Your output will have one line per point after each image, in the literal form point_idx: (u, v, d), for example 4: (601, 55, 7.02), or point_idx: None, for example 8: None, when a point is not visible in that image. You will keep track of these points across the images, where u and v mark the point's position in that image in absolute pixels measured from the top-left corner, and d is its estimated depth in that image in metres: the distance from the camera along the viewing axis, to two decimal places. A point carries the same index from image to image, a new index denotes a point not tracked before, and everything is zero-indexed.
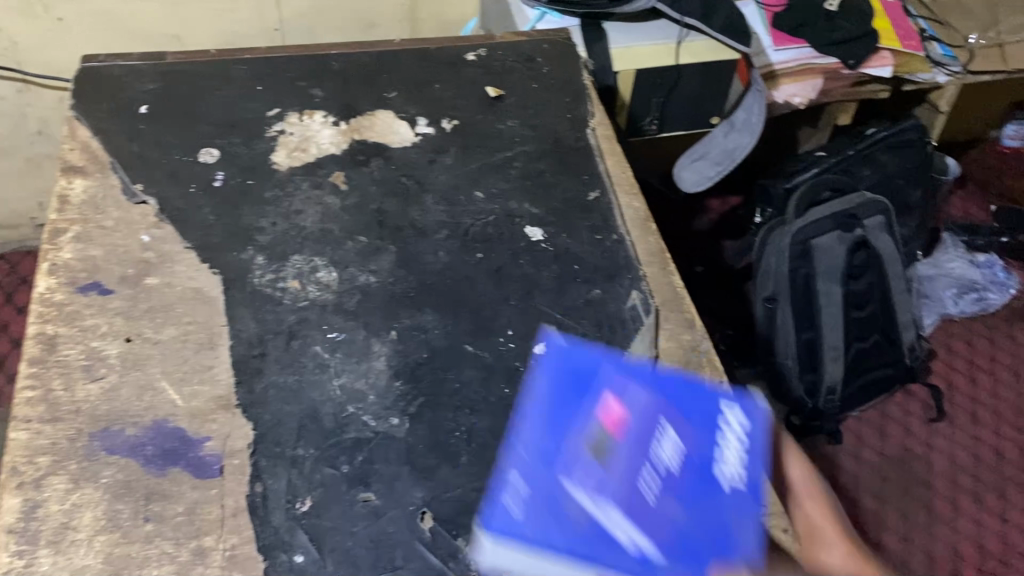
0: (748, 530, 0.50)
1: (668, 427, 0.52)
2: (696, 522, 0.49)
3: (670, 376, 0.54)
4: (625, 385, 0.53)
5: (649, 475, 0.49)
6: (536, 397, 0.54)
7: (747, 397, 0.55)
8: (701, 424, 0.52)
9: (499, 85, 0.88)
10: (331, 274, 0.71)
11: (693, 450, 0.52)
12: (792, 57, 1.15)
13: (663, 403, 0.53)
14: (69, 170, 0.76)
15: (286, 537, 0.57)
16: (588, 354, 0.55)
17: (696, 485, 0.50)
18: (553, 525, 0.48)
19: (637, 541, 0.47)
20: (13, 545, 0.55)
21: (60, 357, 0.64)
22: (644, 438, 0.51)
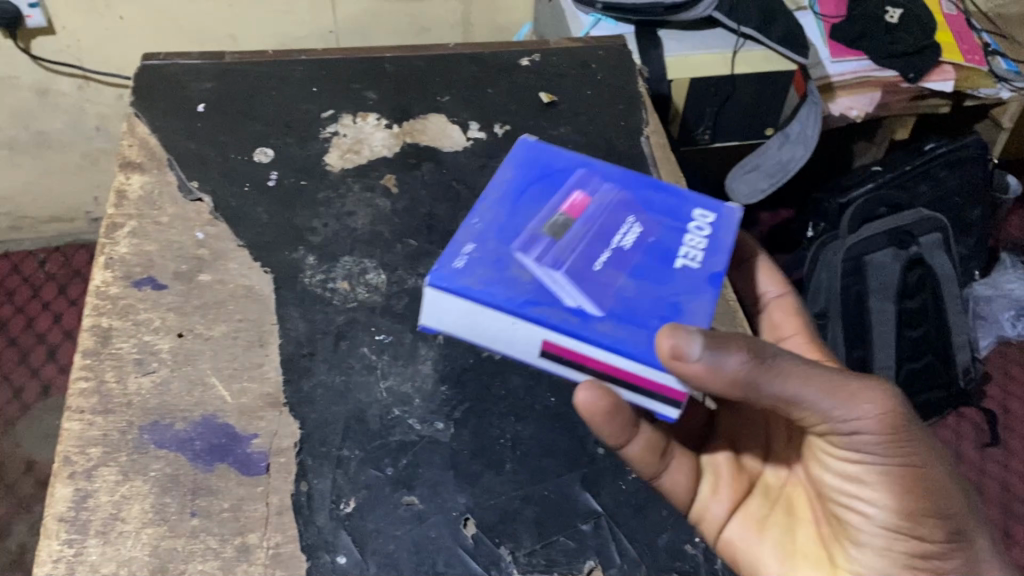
0: (704, 304, 0.53)
1: (625, 215, 0.57)
2: (646, 293, 0.53)
3: (638, 186, 0.60)
4: (587, 180, 0.59)
5: (600, 244, 0.54)
6: (506, 181, 0.60)
7: (720, 207, 0.59)
8: (661, 220, 0.57)
9: (552, 91, 0.88)
10: (380, 276, 0.72)
11: (652, 236, 0.56)
12: (849, 70, 1.13)
13: (622, 197, 0.58)
14: (127, 166, 0.77)
15: (329, 538, 0.57)
16: (562, 160, 0.61)
17: (648, 263, 0.54)
18: (501, 282, 0.52)
19: (580, 300, 0.51)
20: (64, 533, 0.56)
21: (113, 350, 0.65)
22: (599, 218, 0.56)
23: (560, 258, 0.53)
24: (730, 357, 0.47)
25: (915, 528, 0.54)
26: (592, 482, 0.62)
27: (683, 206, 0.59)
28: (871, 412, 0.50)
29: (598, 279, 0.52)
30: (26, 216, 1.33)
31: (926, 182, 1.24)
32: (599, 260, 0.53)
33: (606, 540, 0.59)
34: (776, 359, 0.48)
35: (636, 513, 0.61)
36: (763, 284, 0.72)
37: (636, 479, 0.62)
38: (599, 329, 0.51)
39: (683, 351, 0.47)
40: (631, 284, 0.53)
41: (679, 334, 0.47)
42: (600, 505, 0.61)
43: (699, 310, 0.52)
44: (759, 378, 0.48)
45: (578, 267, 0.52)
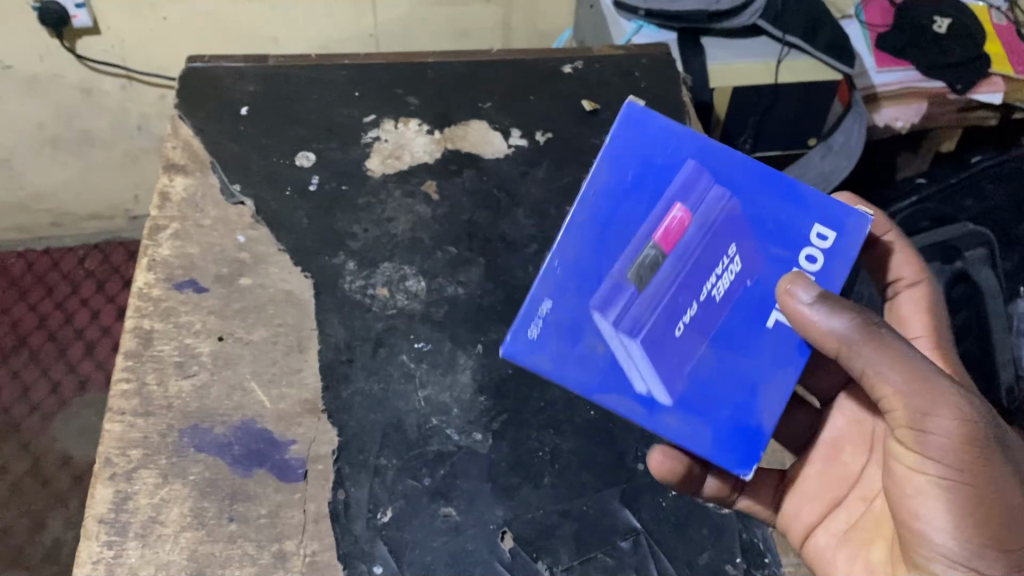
0: (779, 376, 0.54)
1: (727, 244, 0.53)
2: (724, 362, 0.54)
3: (750, 190, 0.53)
4: (692, 191, 0.52)
5: (689, 296, 0.52)
6: (602, 193, 0.52)
7: (839, 215, 0.54)
8: (766, 249, 0.53)
9: (595, 98, 0.87)
10: (420, 284, 0.71)
11: (749, 276, 0.54)
12: (895, 80, 1.11)
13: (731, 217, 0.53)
14: (171, 168, 0.77)
15: (366, 547, 0.58)
16: (671, 139, 0.53)
17: (737, 321, 0.54)
18: (576, 355, 0.53)
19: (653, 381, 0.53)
20: (104, 535, 0.56)
21: (155, 352, 0.65)
22: (695, 256, 0.52)
23: (640, 322, 0.52)
24: (837, 317, 0.50)
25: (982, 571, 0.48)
26: (632, 499, 0.61)
27: (797, 222, 0.54)
28: (948, 426, 0.48)
29: (679, 348, 0.53)
30: (66, 213, 1.34)
31: (972, 196, 1.19)
32: (681, 323, 0.53)
33: (645, 558, 0.59)
34: (878, 333, 0.50)
35: (676, 531, 0.60)
36: (895, 270, 0.66)
37: (677, 496, 0.61)
38: (663, 420, 0.54)
39: (795, 300, 0.51)
40: (711, 348, 0.54)
41: (803, 284, 0.51)
42: (639, 522, 0.60)
43: (773, 386, 0.54)
44: (857, 344, 0.50)
45: (659, 330, 0.52)
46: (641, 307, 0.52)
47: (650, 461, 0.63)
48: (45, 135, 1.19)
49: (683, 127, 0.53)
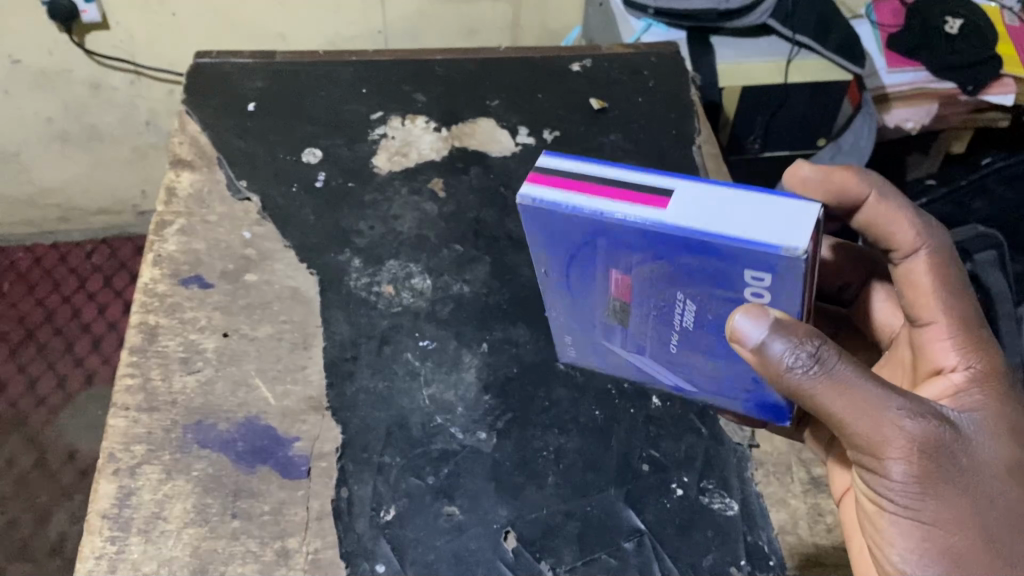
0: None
1: (673, 292, 0.48)
2: (729, 363, 0.52)
3: (668, 252, 0.45)
4: (621, 255, 0.47)
5: (665, 327, 0.52)
6: (554, 267, 0.53)
7: (768, 268, 0.42)
8: (712, 293, 0.46)
9: (603, 97, 0.87)
10: (425, 281, 0.71)
11: (709, 312, 0.48)
12: (905, 81, 1.10)
13: (667, 277, 0.47)
14: (178, 163, 0.77)
15: (368, 545, 0.57)
16: (570, 221, 0.46)
17: (714, 342, 0.50)
18: (604, 358, 0.61)
19: (677, 377, 0.57)
20: (107, 530, 0.56)
21: (160, 347, 0.65)
22: (654, 302, 0.50)
23: (642, 345, 0.55)
24: (781, 361, 0.44)
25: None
26: (636, 500, 0.60)
27: (725, 270, 0.44)
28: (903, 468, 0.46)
29: (685, 360, 0.54)
30: (75, 208, 1.34)
31: (981, 196, 1.18)
32: (670, 342, 0.53)
33: (649, 560, 0.58)
34: (829, 378, 0.44)
35: (680, 533, 0.59)
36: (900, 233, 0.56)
37: (681, 498, 0.61)
38: (700, 397, 0.58)
39: (738, 345, 0.45)
40: (709, 355, 0.52)
41: (749, 318, 0.44)
42: (643, 523, 0.59)
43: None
44: (802, 394, 0.45)
45: (658, 352, 0.55)
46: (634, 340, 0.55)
47: (655, 462, 0.62)
48: (53, 130, 1.19)
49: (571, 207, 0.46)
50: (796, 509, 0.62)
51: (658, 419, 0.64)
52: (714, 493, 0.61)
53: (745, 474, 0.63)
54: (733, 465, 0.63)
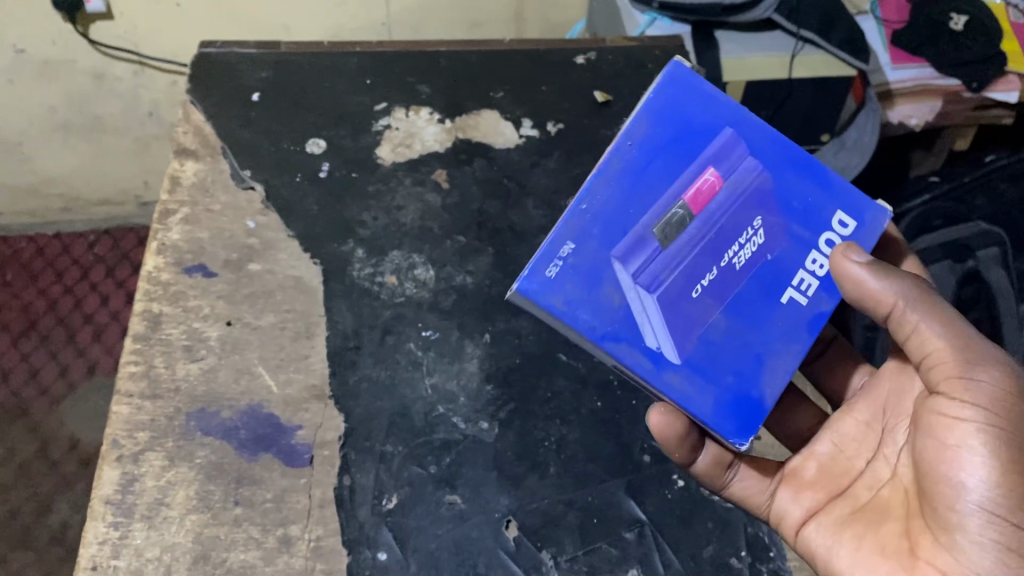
0: (782, 353, 0.54)
1: (753, 215, 0.53)
2: (740, 334, 0.54)
3: (776, 174, 0.54)
4: (726, 160, 0.53)
5: (711, 259, 0.52)
6: (642, 149, 0.52)
7: (862, 210, 0.55)
8: (789, 225, 0.54)
9: (607, 90, 0.87)
10: (428, 272, 0.71)
11: (770, 251, 0.54)
12: (910, 77, 1.10)
13: (761, 191, 0.54)
14: (181, 152, 0.77)
15: (371, 533, 0.58)
16: (709, 103, 0.53)
17: (751, 290, 0.54)
18: (585, 301, 0.51)
19: (667, 343, 0.52)
20: (110, 516, 0.57)
21: (163, 335, 0.65)
22: (721, 222, 0.52)
23: (660, 279, 0.51)
24: (880, 277, 0.51)
25: (1014, 523, 0.46)
26: (637, 490, 0.61)
27: (821, 205, 0.55)
28: (993, 383, 0.48)
29: (698, 312, 0.53)
30: (77, 198, 1.35)
31: (983, 194, 1.17)
32: (699, 284, 0.52)
33: (650, 550, 0.59)
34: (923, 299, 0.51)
35: (681, 524, 0.60)
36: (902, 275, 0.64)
37: (682, 489, 0.61)
38: (669, 379, 0.53)
39: (847, 262, 0.51)
40: (729, 316, 0.54)
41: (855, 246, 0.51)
42: (644, 514, 0.60)
43: (779, 363, 0.54)
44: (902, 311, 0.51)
45: (675, 289, 0.52)
46: (657, 268, 0.51)
47: (656, 453, 0.62)
48: (56, 119, 1.20)
49: (722, 95, 0.54)
50: None
51: None
52: None
53: None
54: None
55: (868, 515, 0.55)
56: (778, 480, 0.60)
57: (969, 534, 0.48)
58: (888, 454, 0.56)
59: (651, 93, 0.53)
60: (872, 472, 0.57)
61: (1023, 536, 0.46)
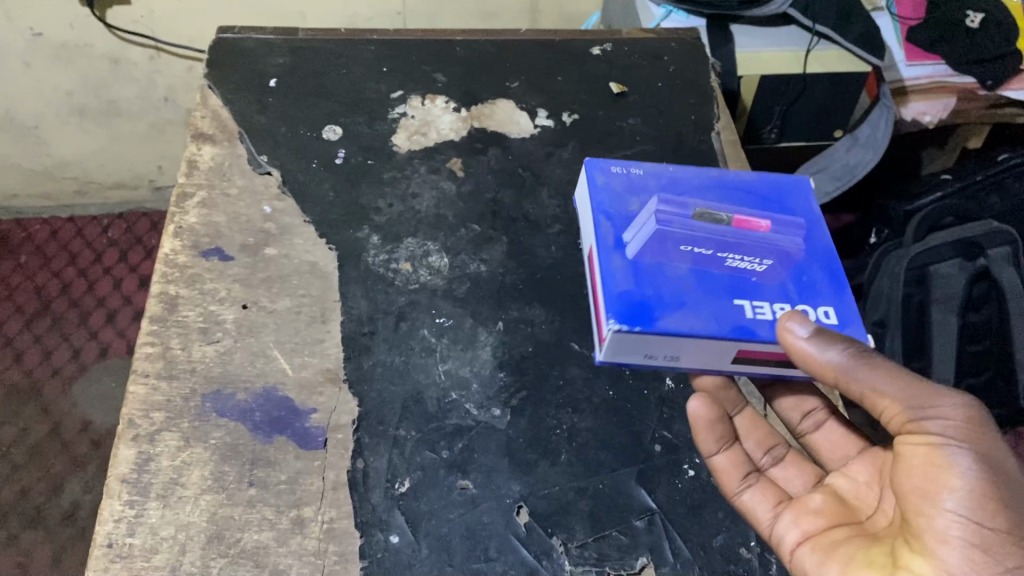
0: (705, 317, 0.54)
1: (767, 255, 0.57)
2: (682, 287, 0.56)
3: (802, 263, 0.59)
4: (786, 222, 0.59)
5: (714, 239, 0.57)
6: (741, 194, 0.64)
7: (850, 322, 0.56)
8: (788, 283, 0.57)
9: (623, 81, 0.87)
10: (443, 260, 0.71)
11: (757, 277, 0.57)
12: (924, 74, 1.10)
13: (787, 247, 0.58)
14: (199, 137, 0.78)
15: (383, 515, 0.58)
16: (801, 205, 0.64)
17: (718, 281, 0.56)
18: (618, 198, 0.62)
19: (638, 241, 0.57)
20: (126, 494, 0.57)
21: (179, 317, 0.66)
22: (743, 239, 0.57)
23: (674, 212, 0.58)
24: (836, 344, 0.50)
25: (990, 526, 0.46)
26: (648, 479, 0.61)
27: (822, 295, 0.57)
28: (952, 412, 0.48)
29: (674, 252, 0.57)
30: (92, 182, 1.35)
31: (995, 194, 1.15)
32: (693, 244, 0.57)
33: (660, 538, 0.59)
34: (873, 356, 0.50)
35: (691, 513, 0.60)
36: None
37: (692, 479, 0.61)
38: (612, 257, 0.57)
39: (792, 335, 0.51)
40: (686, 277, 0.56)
41: (800, 318, 0.51)
42: (654, 502, 0.60)
43: (695, 320, 0.54)
44: (853, 370, 0.50)
45: (680, 220, 0.57)
46: (681, 208, 0.58)
47: (667, 443, 0.63)
48: (73, 103, 1.20)
49: (817, 216, 0.63)
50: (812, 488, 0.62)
51: (672, 401, 0.65)
52: None
53: None
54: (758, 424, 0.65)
55: (859, 540, 0.53)
56: (783, 504, 0.59)
57: (942, 541, 0.47)
58: (887, 507, 0.55)
59: (780, 176, 0.66)
60: (872, 519, 0.55)
61: (989, 534, 0.46)
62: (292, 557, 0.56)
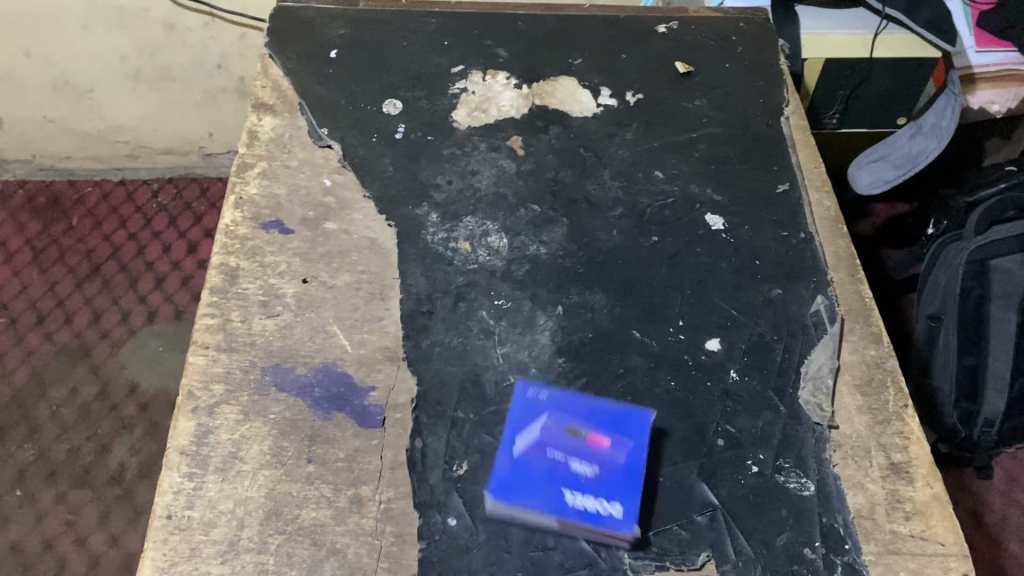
0: (539, 502, 0.51)
1: (597, 458, 0.52)
2: (524, 494, 0.52)
3: (620, 472, 0.52)
4: (629, 433, 0.54)
5: (559, 440, 0.53)
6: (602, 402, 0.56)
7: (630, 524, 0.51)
8: (611, 487, 0.52)
9: (689, 61, 0.85)
10: (502, 240, 0.70)
11: (585, 483, 0.52)
12: (996, 61, 1.05)
13: (617, 462, 0.53)
14: (260, 107, 0.78)
15: (440, 499, 0.56)
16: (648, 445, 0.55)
17: (555, 481, 0.52)
18: (521, 398, 0.55)
19: (522, 438, 0.53)
20: (185, 466, 0.57)
21: (240, 289, 0.66)
22: (585, 443, 0.53)
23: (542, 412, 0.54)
24: None
25: None
26: (710, 474, 0.57)
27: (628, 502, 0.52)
28: None
29: (532, 454, 0.53)
30: (143, 147, 1.37)
31: None
32: (545, 447, 0.53)
33: (722, 534, 0.55)
34: None
35: (754, 510, 0.56)
36: None
37: (756, 475, 0.58)
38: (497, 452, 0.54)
39: None
40: (532, 479, 0.52)
41: None
42: (716, 498, 0.56)
43: (528, 503, 0.51)
44: None
45: (549, 434, 0.53)
46: (558, 417, 0.54)
47: (730, 438, 0.59)
48: (127, 68, 1.21)
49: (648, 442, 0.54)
50: (874, 494, 0.58)
51: (735, 394, 0.61)
52: (791, 472, 0.58)
53: (822, 454, 0.59)
54: (810, 444, 0.59)
55: None
56: None
57: None
58: None
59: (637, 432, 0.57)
60: None
61: None
62: (349, 537, 0.55)
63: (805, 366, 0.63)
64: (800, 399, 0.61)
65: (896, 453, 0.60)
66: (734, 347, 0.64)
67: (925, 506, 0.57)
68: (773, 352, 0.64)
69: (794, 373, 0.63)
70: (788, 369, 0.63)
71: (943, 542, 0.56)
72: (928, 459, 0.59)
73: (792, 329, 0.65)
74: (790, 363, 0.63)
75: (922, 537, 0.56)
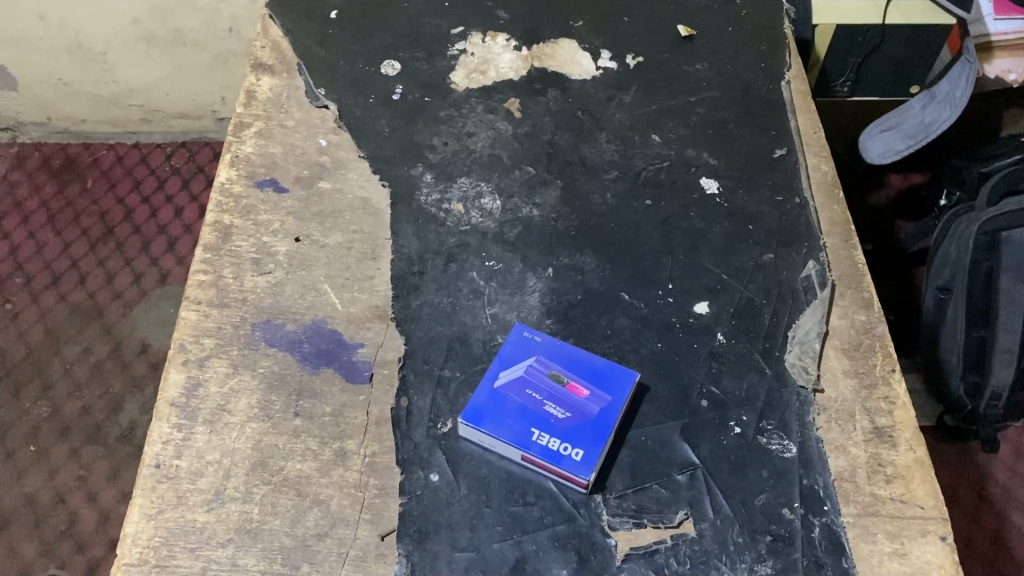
0: (506, 431, 0.55)
1: (570, 404, 0.55)
2: (493, 420, 0.55)
3: (592, 419, 0.55)
4: (608, 388, 0.57)
5: (542, 384, 0.56)
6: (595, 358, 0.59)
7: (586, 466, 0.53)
8: (577, 430, 0.54)
9: (692, 25, 0.84)
10: (495, 202, 0.70)
11: (554, 423, 0.55)
12: (1016, 29, 1.01)
13: (589, 411, 0.55)
14: (258, 67, 0.78)
15: (424, 454, 0.57)
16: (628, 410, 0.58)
17: (528, 415, 0.55)
18: (515, 339, 0.59)
19: (504, 373, 0.57)
20: (174, 418, 0.58)
21: (232, 247, 0.67)
22: (563, 389, 0.56)
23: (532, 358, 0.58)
24: None
25: None
26: (692, 434, 0.58)
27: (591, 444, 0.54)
28: None
29: (511, 390, 0.56)
30: (156, 111, 1.38)
31: None
32: (527, 386, 0.56)
33: (700, 493, 0.55)
34: None
35: (734, 470, 0.56)
36: None
37: (738, 436, 0.58)
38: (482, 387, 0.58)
39: None
40: (506, 410, 0.56)
41: None
42: (697, 457, 0.57)
43: (494, 429, 0.55)
44: None
45: (533, 374, 0.57)
46: (543, 364, 0.58)
47: (714, 399, 0.59)
48: (139, 31, 1.22)
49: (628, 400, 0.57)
50: (855, 457, 0.58)
51: (722, 356, 0.62)
52: (773, 434, 0.58)
53: (806, 418, 0.59)
54: (794, 408, 0.59)
55: None
56: None
57: None
58: None
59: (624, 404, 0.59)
60: None
61: None
62: (333, 489, 0.56)
63: (793, 330, 0.63)
64: (786, 362, 0.62)
65: (880, 417, 0.60)
66: (722, 310, 0.64)
67: (906, 470, 0.57)
68: (761, 315, 0.64)
69: (781, 337, 0.63)
70: (776, 333, 0.63)
71: (922, 506, 0.56)
72: (912, 425, 0.59)
73: (781, 294, 0.65)
74: (778, 327, 0.63)
75: (901, 500, 0.56)
